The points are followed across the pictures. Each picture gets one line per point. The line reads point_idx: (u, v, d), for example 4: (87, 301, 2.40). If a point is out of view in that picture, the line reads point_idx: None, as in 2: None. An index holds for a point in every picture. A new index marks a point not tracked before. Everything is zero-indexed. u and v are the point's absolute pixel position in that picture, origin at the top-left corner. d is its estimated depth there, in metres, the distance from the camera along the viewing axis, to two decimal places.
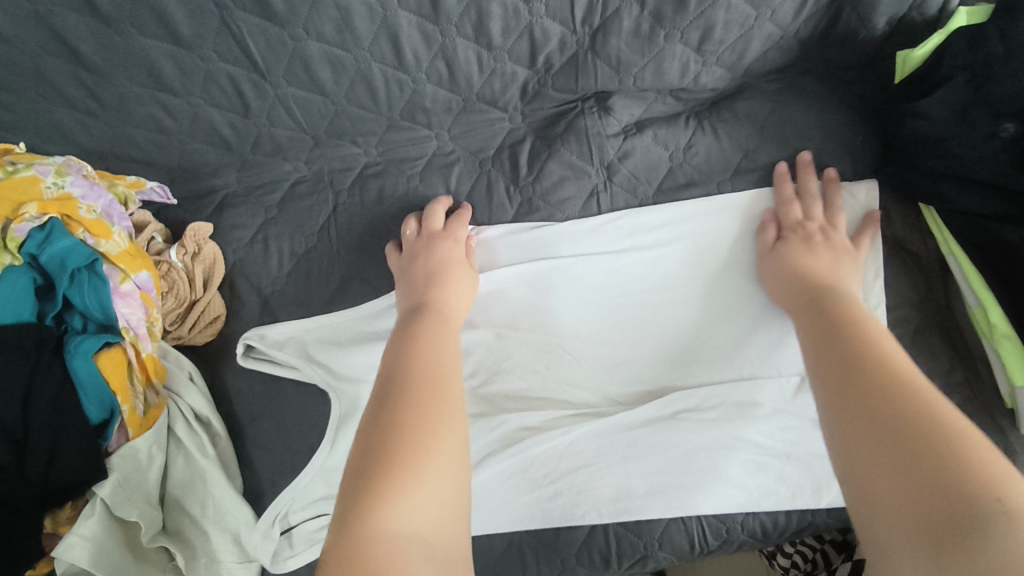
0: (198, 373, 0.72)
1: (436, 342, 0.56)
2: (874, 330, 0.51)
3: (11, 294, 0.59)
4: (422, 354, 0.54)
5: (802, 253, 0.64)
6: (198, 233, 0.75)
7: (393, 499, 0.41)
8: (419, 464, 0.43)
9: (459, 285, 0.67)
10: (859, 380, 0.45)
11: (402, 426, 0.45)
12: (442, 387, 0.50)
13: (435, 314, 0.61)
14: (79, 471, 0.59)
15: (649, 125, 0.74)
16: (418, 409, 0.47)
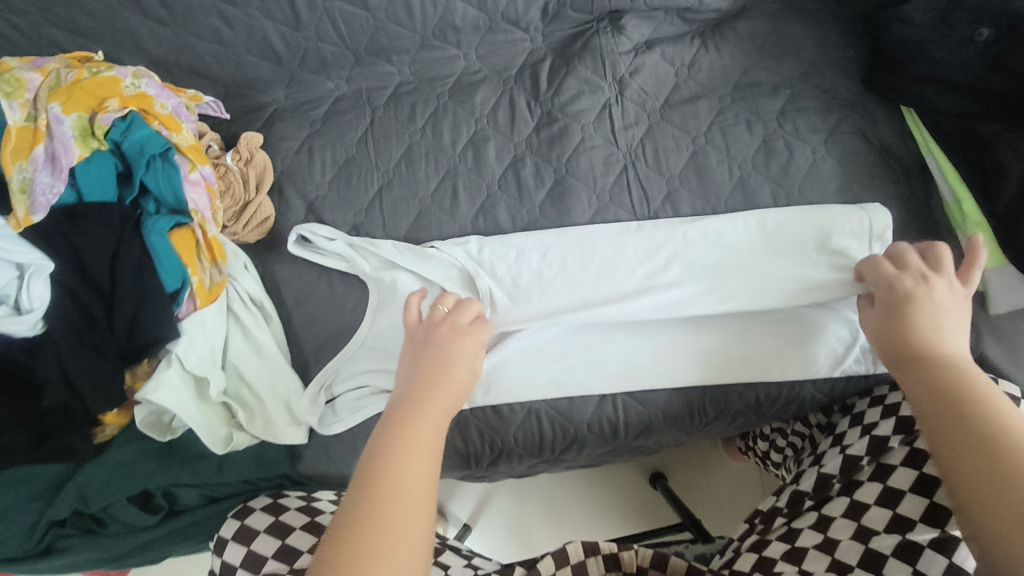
0: (251, 264, 0.81)
1: (429, 409, 0.55)
2: (966, 376, 0.51)
3: (98, 174, 0.68)
4: (410, 434, 0.53)
5: (913, 307, 0.58)
6: (250, 142, 0.83)
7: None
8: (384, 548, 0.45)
9: (457, 369, 0.59)
10: (990, 465, 0.43)
11: (376, 504, 0.48)
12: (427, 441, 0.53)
13: (422, 403, 0.56)
14: (157, 329, 0.67)
15: (657, 44, 0.81)
16: (405, 468, 0.50)
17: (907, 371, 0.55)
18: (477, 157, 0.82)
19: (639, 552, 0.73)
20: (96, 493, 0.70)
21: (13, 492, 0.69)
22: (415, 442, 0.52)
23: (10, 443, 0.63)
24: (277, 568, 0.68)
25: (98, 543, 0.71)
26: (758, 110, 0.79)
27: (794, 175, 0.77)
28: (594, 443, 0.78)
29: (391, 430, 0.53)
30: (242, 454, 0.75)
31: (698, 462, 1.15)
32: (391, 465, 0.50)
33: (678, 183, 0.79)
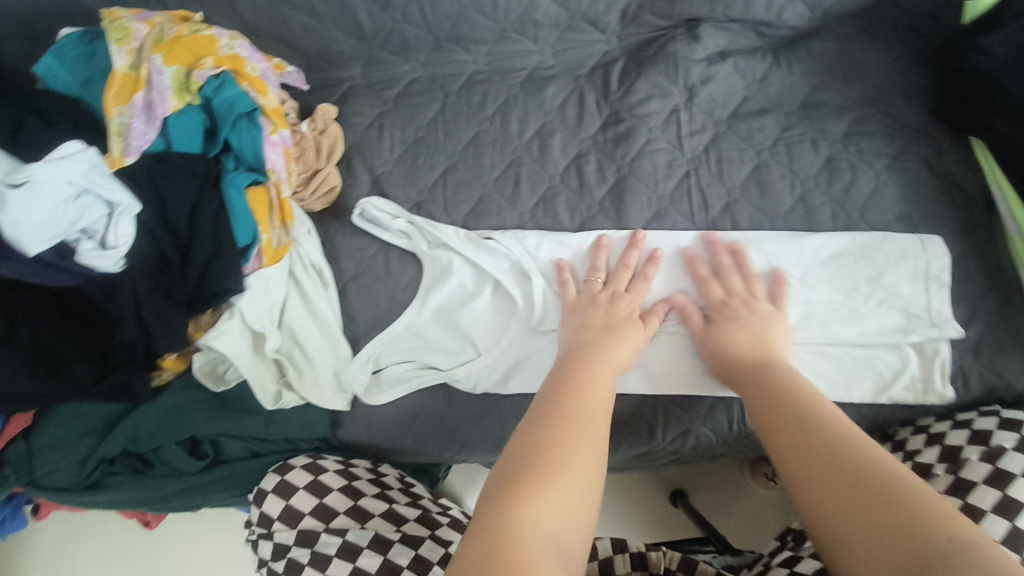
0: (314, 231, 0.83)
1: (602, 365, 0.62)
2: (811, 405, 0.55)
3: (188, 127, 0.71)
4: (581, 386, 0.58)
5: (731, 329, 0.68)
6: (326, 114, 0.86)
7: (540, 495, 0.45)
8: (571, 463, 0.48)
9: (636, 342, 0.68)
10: (820, 449, 0.51)
11: (564, 424, 0.52)
12: (590, 426, 0.53)
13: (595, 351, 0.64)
14: (224, 282, 0.69)
15: (731, 55, 0.83)
16: (572, 422, 0.52)
17: (752, 384, 0.62)
18: (542, 149, 0.84)
19: (669, 555, 0.75)
20: (146, 435, 0.72)
21: (69, 426, 0.71)
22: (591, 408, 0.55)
23: (76, 374, 0.65)
24: (313, 526, 0.71)
25: (145, 484, 0.73)
26: (825, 128, 0.80)
27: (856, 197, 0.77)
28: (631, 443, 0.78)
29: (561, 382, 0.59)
30: (289, 414, 0.76)
31: (722, 485, 1.14)
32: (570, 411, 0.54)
33: (738, 195, 0.79)
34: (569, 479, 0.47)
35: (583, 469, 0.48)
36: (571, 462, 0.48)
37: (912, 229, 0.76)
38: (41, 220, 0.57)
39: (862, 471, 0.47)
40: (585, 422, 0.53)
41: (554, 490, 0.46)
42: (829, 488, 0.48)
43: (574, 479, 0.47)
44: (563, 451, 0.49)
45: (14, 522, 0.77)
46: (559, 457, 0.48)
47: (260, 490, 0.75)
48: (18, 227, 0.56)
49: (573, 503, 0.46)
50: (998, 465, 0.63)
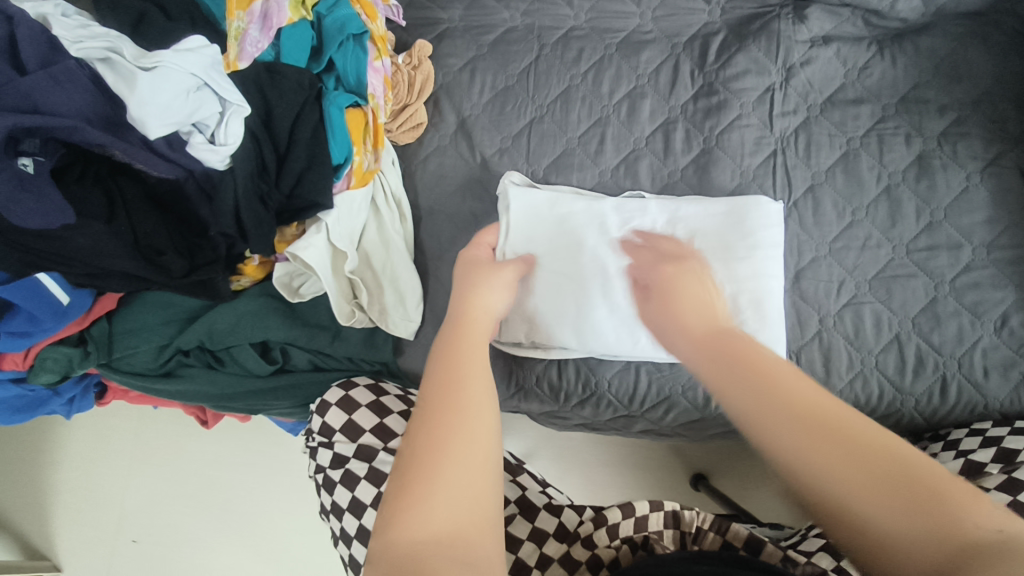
0: (397, 161, 0.85)
1: (469, 332, 0.50)
2: (770, 366, 0.43)
3: (298, 40, 0.73)
4: (456, 362, 0.45)
5: None
6: (422, 51, 0.87)
7: (412, 505, 0.38)
8: (454, 451, 0.40)
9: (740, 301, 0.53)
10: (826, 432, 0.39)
11: (449, 385, 0.43)
12: (465, 399, 0.43)
13: (460, 325, 0.51)
14: (315, 195, 0.71)
15: (835, 40, 0.83)
16: (462, 385, 0.43)
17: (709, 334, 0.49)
18: (631, 112, 0.84)
19: (702, 515, 0.76)
20: (222, 333, 0.75)
21: (152, 313, 0.74)
22: (467, 381, 0.44)
23: (169, 264, 0.67)
24: (372, 443, 0.74)
25: (217, 379, 0.76)
26: (921, 125, 0.79)
27: (942, 196, 0.77)
28: (684, 408, 0.80)
29: (441, 357, 0.46)
30: (357, 333, 0.79)
31: (745, 473, 1.15)
32: (455, 364, 0.45)
33: (823, 178, 0.80)
34: (452, 469, 0.39)
35: (471, 453, 0.40)
36: (452, 435, 0.41)
37: (994, 236, 0.76)
38: (164, 105, 0.59)
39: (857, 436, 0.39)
40: (468, 391, 0.43)
41: (437, 492, 0.39)
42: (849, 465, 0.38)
43: (454, 470, 0.39)
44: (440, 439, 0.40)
45: (82, 403, 0.80)
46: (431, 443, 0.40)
47: (322, 401, 0.77)
48: (143, 108, 0.57)
49: (454, 499, 0.39)
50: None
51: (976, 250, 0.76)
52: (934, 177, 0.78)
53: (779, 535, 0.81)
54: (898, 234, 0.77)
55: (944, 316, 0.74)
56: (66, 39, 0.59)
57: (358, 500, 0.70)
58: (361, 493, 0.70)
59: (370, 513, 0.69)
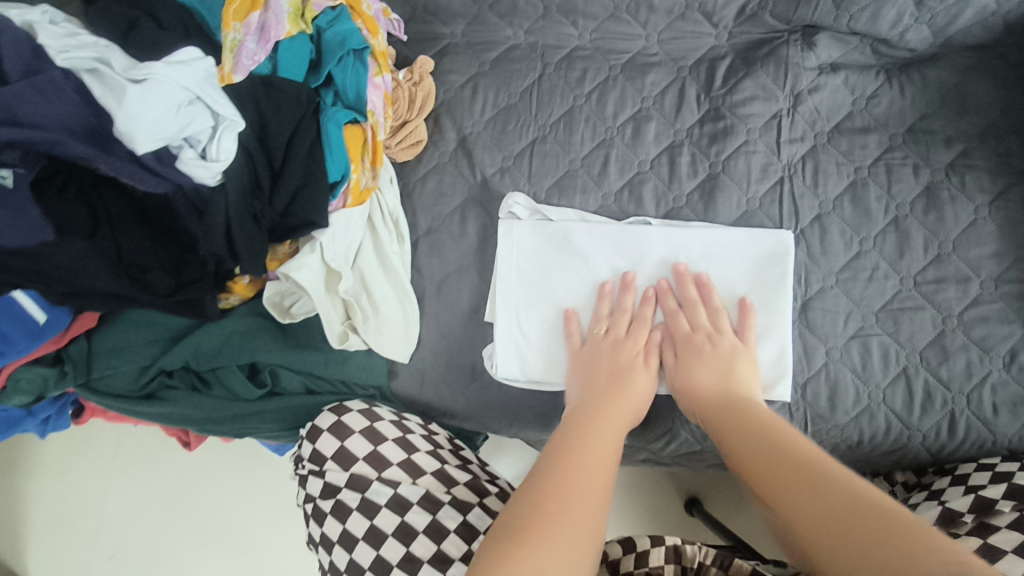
0: (395, 179, 0.83)
1: (585, 447, 0.61)
2: (779, 433, 0.57)
3: (297, 53, 0.71)
4: (566, 462, 0.59)
5: None
6: (423, 67, 0.85)
7: (522, 553, 0.51)
8: (553, 532, 0.53)
9: (637, 390, 0.69)
10: (804, 481, 0.51)
11: (562, 470, 0.58)
12: (569, 505, 0.55)
13: (575, 445, 0.61)
14: (308, 213, 0.69)
15: (843, 68, 0.82)
16: (571, 473, 0.58)
17: (733, 417, 0.62)
18: (635, 134, 0.83)
19: (704, 550, 0.74)
20: (208, 353, 0.72)
21: (135, 332, 0.71)
22: (579, 487, 0.57)
23: (154, 283, 0.64)
24: (365, 471, 0.71)
25: (202, 403, 0.73)
26: (929, 155, 0.78)
27: (951, 227, 0.76)
28: (685, 439, 0.77)
29: (547, 459, 0.61)
30: (348, 356, 0.76)
31: (737, 494, 1.13)
32: (567, 455, 0.60)
33: (830, 207, 0.78)
34: (555, 542, 0.52)
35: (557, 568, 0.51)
36: (565, 520, 0.54)
37: (1003, 270, 0.75)
38: (154, 120, 0.56)
39: (838, 489, 0.49)
40: (579, 473, 0.58)
41: (531, 550, 0.52)
42: (821, 510, 0.48)
43: (546, 550, 0.52)
44: (553, 534, 0.53)
45: (58, 423, 0.76)
46: (552, 509, 0.55)
47: (312, 426, 0.75)
48: (132, 123, 0.55)
49: (560, 555, 0.52)
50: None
51: (984, 283, 0.75)
52: (943, 210, 0.77)
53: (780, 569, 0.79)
54: (905, 267, 0.76)
55: (951, 351, 0.73)
56: (52, 48, 0.55)
57: (349, 534, 0.69)
58: (353, 527, 0.69)
59: (361, 548, 0.68)
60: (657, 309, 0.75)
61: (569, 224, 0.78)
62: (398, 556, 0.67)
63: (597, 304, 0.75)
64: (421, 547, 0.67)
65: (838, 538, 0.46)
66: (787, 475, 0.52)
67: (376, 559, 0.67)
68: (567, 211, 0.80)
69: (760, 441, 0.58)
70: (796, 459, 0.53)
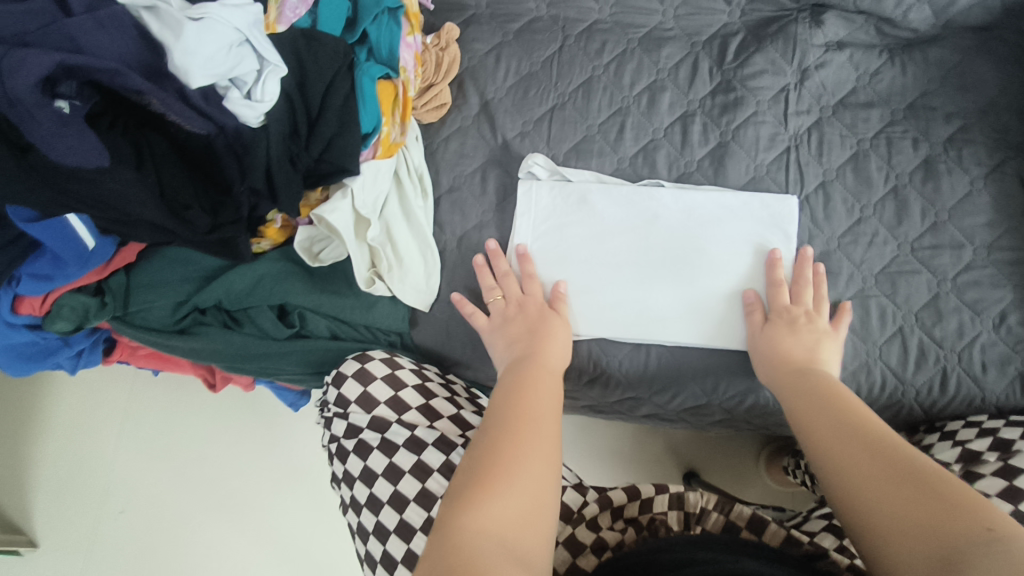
0: (420, 139, 0.87)
1: (527, 396, 0.64)
2: (842, 400, 0.63)
3: (336, 9, 0.75)
4: (523, 405, 0.63)
5: None
6: (449, 33, 0.89)
7: (488, 489, 0.54)
8: (518, 470, 0.56)
9: (558, 341, 0.73)
10: (867, 445, 0.57)
11: (516, 413, 0.62)
12: (530, 441, 0.59)
13: (524, 393, 0.65)
14: (342, 159, 0.72)
15: (848, 46, 0.86)
16: (525, 417, 0.62)
17: (802, 377, 0.67)
18: (650, 103, 0.87)
19: (706, 495, 0.75)
20: (240, 293, 0.76)
21: (172, 269, 0.74)
22: (535, 425, 0.61)
23: (194, 219, 0.67)
24: (386, 414, 0.74)
25: (232, 338, 0.76)
26: (928, 130, 0.83)
27: (947, 197, 0.81)
28: (691, 393, 0.81)
29: (508, 401, 0.64)
30: (372, 302, 0.79)
31: (733, 468, 1.18)
32: (523, 400, 0.64)
33: (834, 177, 0.83)
34: (521, 478, 0.56)
35: (526, 499, 0.54)
36: (530, 460, 0.57)
37: (994, 239, 0.79)
38: (207, 56, 0.60)
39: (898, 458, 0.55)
40: (532, 413, 0.62)
41: (498, 486, 0.54)
42: (877, 471, 0.55)
43: (513, 486, 0.55)
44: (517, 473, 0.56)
45: (89, 359, 0.80)
46: (512, 454, 0.57)
47: (338, 372, 0.78)
48: (188, 57, 0.58)
49: (524, 487, 0.55)
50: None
51: (977, 250, 0.79)
52: (940, 182, 0.81)
53: (780, 515, 0.83)
54: (903, 234, 0.80)
55: (944, 312, 0.77)
56: None
57: (369, 469, 0.72)
58: (373, 463, 0.72)
59: (380, 482, 0.71)
60: (663, 267, 0.79)
61: (583, 184, 0.83)
62: (414, 491, 0.70)
63: (479, 278, 0.79)
64: (437, 484, 0.69)
65: (889, 497, 0.53)
66: (851, 437, 0.59)
67: (394, 493, 0.70)
68: (584, 172, 0.84)
69: (824, 404, 0.64)
70: (854, 422, 0.60)
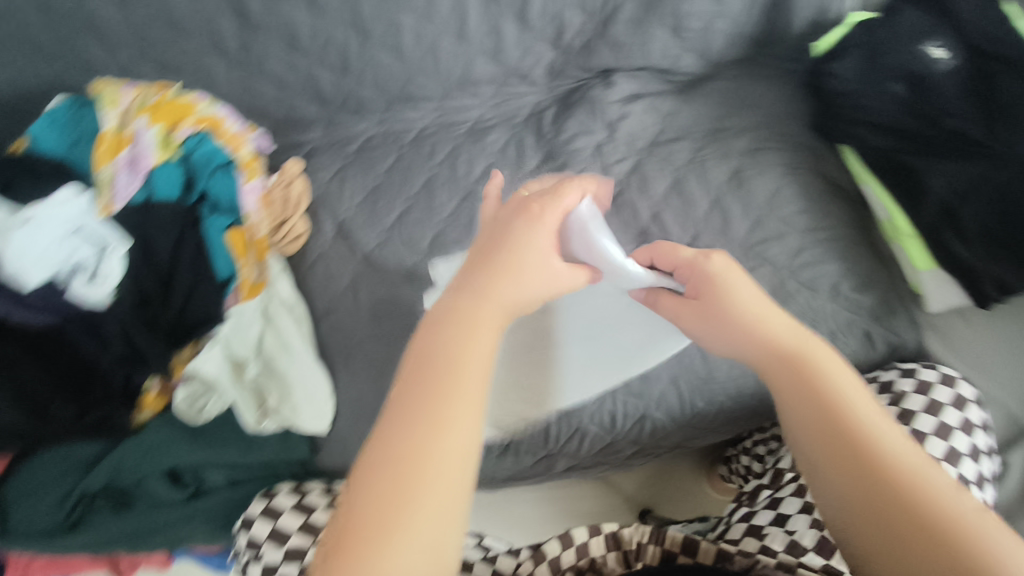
0: (287, 270, 0.90)
1: (457, 348, 0.50)
2: (835, 404, 0.54)
3: (169, 176, 0.79)
4: (440, 356, 0.50)
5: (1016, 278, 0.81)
6: (291, 168, 0.96)
7: (391, 512, 0.43)
8: (433, 467, 0.45)
9: (530, 271, 0.56)
10: (868, 470, 0.51)
11: (432, 371, 0.49)
12: (444, 413, 0.47)
13: (458, 322, 0.52)
14: (206, 310, 0.76)
15: (644, 96, 0.98)
16: (441, 386, 0.48)
17: (799, 383, 0.56)
18: (490, 185, 0.95)
19: (639, 529, 0.74)
20: (130, 468, 0.74)
21: (49, 468, 0.73)
22: (453, 395, 0.47)
23: (58, 412, 0.69)
24: (299, 543, 0.71)
25: (126, 518, 0.74)
26: (728, 148, 0.95)
27: (759, 198, 0.91)
28: (595, 434, 0.85)
29: (430, 351, 0.50)
30: (269, 439, 0.78)
31: (681, 490, 1.21)
32: (451, 351, 0.50)
33: (663, 206, 0.92)
34: (428, 489, 0.44)
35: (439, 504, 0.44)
36: (435, 466, 0.45)
37: (810, 225, 0.90)
38: (40, 255, 0.68)
39: (889, 479, 0.50)
40: (455, 381, 0.48)
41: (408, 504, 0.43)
42: (874, 506, 0.49)
43: (429, 482, 0.44)
44: (421, 487, 0.44)
45: None
46: (427, 435, 0.46)
47: (246, 516, 0.75)
48: (20, 259, 0.67)
49: (433, 502, 0.44)
50: (911, 424, 0.72)
51: (800, 238, 0.89)
52: (751, 189, 0.92)
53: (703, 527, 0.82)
54: (736, 239, 0.89)
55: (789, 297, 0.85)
56: None
57: None
58: None
59: None
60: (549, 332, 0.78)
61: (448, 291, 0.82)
62: None
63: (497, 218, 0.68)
64: None
65: (890, 536, 0.48)
66: (848, 455, 0.52)
67: None
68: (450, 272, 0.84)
69: (823, 414, 0.54)
70: (842, 434, 0.53)
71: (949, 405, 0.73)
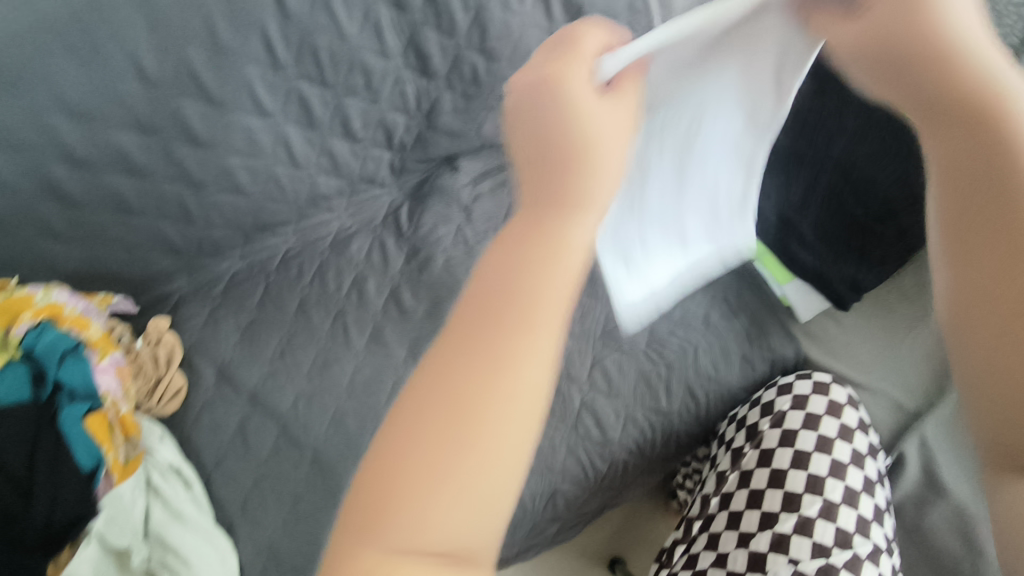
0: (168, 434, 0.86)
1: (519, 316, 0.39)
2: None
3: (13, 379, 0.77)
4: (511, 293, 0.40)
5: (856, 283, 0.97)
6: (158, 325, 0.91)
7: (400, 504, 0.35)
8: (466, 454, 0.36)
9: (582, 180, 0.43)
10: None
11: (479, 335, 0.39)
12: (484, 395, 0.38)
13: (502, 290, 0.40)
14: (77, 508, 0.73)
15: (490, 174, 1.03)
16: (506, 349, 0.38)
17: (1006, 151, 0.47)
18: (360, 295, 0.96)
19: None
20: None
21: None
22: (495, 376, 0.38)
23: None
24: None
25: None
26: None
27: None
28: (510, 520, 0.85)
29: (501, 278, 0.40)
30: None
31: (640, 530, 1.20)
32: (511, 301, 0.39)
33: None
34: (464, 467, 0.36)
35: (479, 490, 0.36)
36: (469, 454, 0.36)
37: None
38: None
39: None
40: (501, 347, 0.38)
41: (429, 492, 0.36)
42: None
43: (467, 471, 0.36)
44: (447, 467, 0.36)
45: None
46: (478, 410, 0.37)
47: None
48: None
49: (462, 493, 0.36)
50: (793, 447, 0.82)
51: None
52: None
53: None
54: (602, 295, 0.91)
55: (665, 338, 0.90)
56: None
57: None
58: None
59: None
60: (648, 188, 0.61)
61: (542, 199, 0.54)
62: None
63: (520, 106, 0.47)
64: None
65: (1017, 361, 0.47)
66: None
67: None
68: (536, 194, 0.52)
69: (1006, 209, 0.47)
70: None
71: (824, 417, 0.84)
